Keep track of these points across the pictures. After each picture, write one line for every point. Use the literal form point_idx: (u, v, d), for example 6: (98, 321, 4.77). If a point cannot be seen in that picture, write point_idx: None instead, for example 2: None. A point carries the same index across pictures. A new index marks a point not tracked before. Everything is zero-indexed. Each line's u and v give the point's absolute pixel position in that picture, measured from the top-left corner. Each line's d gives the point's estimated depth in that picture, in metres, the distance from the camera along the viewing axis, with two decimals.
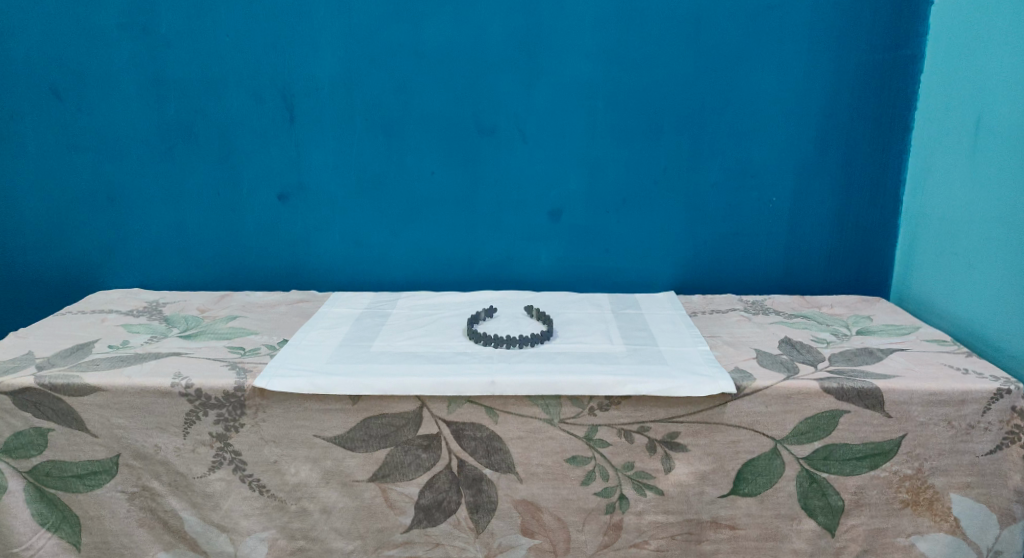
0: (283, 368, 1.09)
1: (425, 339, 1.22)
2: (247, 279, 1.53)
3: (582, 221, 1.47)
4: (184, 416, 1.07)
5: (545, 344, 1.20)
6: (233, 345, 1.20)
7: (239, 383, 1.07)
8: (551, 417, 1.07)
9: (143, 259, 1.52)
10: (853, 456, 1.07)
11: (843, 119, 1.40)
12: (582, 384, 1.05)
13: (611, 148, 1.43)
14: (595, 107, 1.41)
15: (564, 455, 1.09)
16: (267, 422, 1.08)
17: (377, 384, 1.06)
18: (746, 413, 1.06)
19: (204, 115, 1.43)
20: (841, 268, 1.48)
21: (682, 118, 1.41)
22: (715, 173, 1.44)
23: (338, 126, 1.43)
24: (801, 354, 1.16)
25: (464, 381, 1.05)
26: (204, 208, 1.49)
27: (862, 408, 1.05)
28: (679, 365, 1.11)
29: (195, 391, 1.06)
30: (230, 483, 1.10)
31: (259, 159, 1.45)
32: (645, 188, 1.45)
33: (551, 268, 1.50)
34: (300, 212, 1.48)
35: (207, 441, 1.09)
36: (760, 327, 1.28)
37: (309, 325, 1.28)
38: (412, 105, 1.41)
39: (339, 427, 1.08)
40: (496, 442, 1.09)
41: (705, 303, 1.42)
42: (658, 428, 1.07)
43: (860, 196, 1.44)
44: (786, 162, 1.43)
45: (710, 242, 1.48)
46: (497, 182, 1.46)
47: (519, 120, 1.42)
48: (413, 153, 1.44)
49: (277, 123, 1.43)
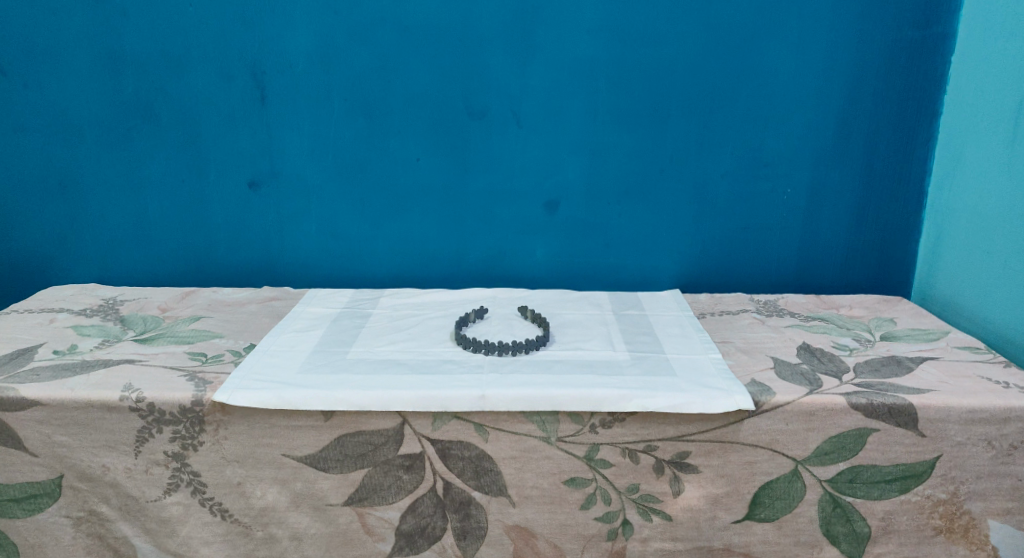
0: (249, 379, 0.98)
1: (408, 344, 1.11)
2: (216, 274, 1.40)
3: (580, 213, 1.35)
4: (135, 433, 0.96)
5: (542, 350, 1.09)
6: (194, 351, 1.08)
7: (197, 397, 0.95)
8: (548, 435, 0.96)
9: (100, 250, 1.40)
10: (881, 479, 0.96)
11: (867, 103, 1.28)
12: (582, 399, 0.94)
13: (614, 133, 1.31)
14: (596, 88, 1.29)
15: (561, 476, 0.98)
16: (229, 440, 0.96)
17: (352, 398, 0.94)
18: (763, 431, 0.95)
19: (165, 94, 1.30)
20: (859, 266, 1.38)
21: (691, 102, 1.29)
22: (726, 163, 1.32)
23: (315, 108, 1.30)
24: (822, 363, 1.05)
25: (450, 395, 0.94)
26: (167, 197, 1.36)
27: (893, 426, 0.94)
28: (690, 376, 1.00)
29: (147, 406, 0.95)
30: (188, 508, 0.99)
31: (227, 143, 1.32)
32: (650, 177, 1.33)
33: (547, 264, 1.39)
34: (272, 201, 1.35)
35: (161, 461, 0.97)
36: (775, 332, 1.17)
37: (281, 327, 1.16)
38: (395, 86, 1.29)
39: (310, 445, 0.97)
40: (486, 462, 0.98)
41: (713, 302, 1.31)
42: (667, 447, 0.96)
43: (881, 188, 1.33)
44: (803, 151, 1.31)
45: (719, 237, 1.36)
46: (489, 170, 1.33)
47: (513, 102, 1.29)
48: (396, 137, 1.31)
49: (247, 104, 1.30)
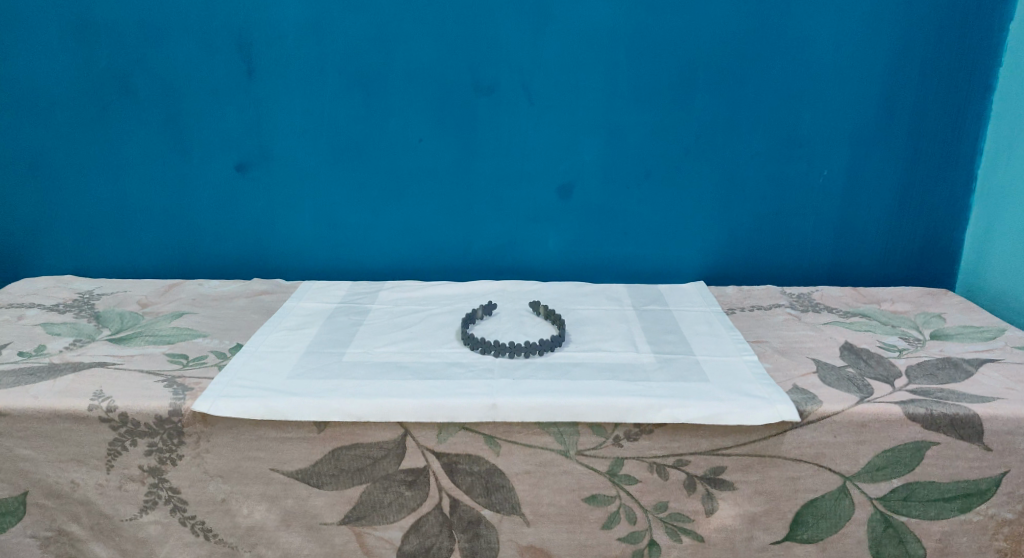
0: (233, 385, 0.88)
1: (411, 344, 1.00)
2: (202, 265, 1.30)
3: (596, 198, 1.24)
4: (107, 446, 0.86)
5: (557, 351, 0.98)
6: (174, 353, 0.98)
7: (175, 406, 0.85)
8: (566, 448, 0.86)
9: (77, 239, 1.29)
10: (940, 497, 0.86)
11: (914, 75, 1.17)
12: (605, 409, 0.84)
13: (634, 110, 1.19)
14: (616, 60, 1.17)
15: (580, 493, 0.88)
16: (211, 453, 0.87)
17: (348, 408, 0.84)
18: (808, 444, 0.85)
19: (143, 68, 1.19)
20: (898, 256, 1.27)
21: (719, 76, 1.17)
22: (756, 143, 1.21)
23: (307, 82, 1.18)
24: (870, 366, 0.95)
25: (457, 405, 0.84)
26: (148, 182, 1.25)
27: (956, 439, 0.84)
28: (724, 381, 0.89)
29: (119, 417, 0.85)
30: (167, 527, 0.89)
31: (212, 122, 1.21)
32: (674, 159, 1.22)
33: (560, 253, 1.28)
34: (262, 185, 1.24)
35: (136, 477, 0.87)
36: (813, 330, 1.07)
37: (271, 325, 1.06)
38: (395, 58, 1.17)
39: (302, 459, 0.87)
40: (497, 478, 0.88)
41: (742, 296, 1.20)
42: (699, 462, 0.86)
43: (925, 170, 1.22)
44: (841, 130, 1.20)
45: (748, 224, 1.25)
46: (497, 152, 1.22)
47: (524, 76, 1.18)
48: (396, 115, 1.20)
49: (232, 79, 1.19)
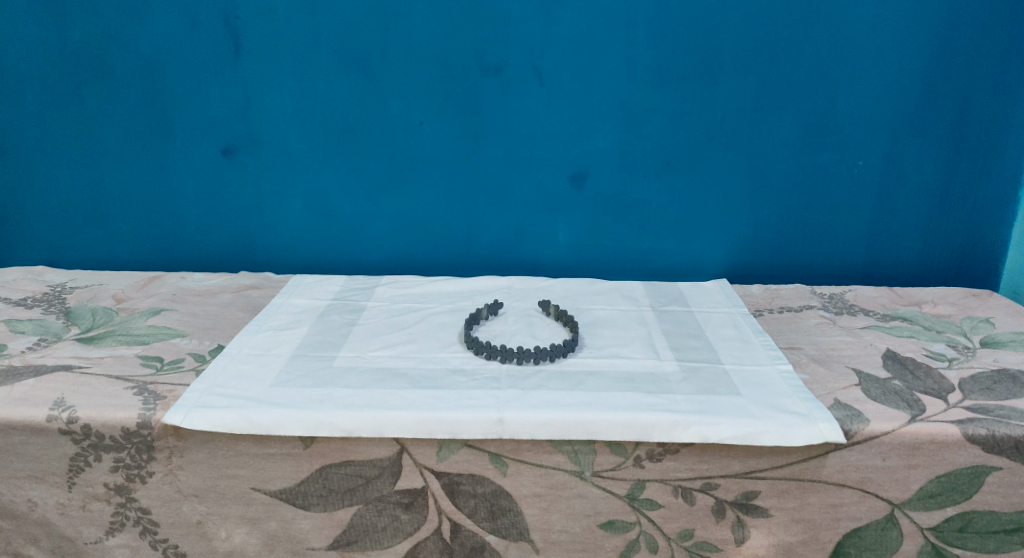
0: (210, 394, 0.78)
1: (409, 347, 0.91)
2: (185, 256, 1.21)
3: (612, 189, 1.15)
4: (68, 461, 0.77)
5: (570, 357, 0.89)
6: (148, 355, 0.89)
7: (144, 418, 0.76)
8: (582, 469, 0.77)
9: (51, 228, 1.20)
10: (1000, 529, 0.78)
11: (962, 57, 1.07)
12: (625, 427, 0.75)
13: (655, 93, 1.09)
14: (636, 38, 1.07)
15: (596, 519, 0.79)
16: (185, 471, 0.77)
17: (337, 422, 0.75)
18: (853, 467, 0.76)
19: (118, 41, 1.09)
20: (937, 255, 1.17)
21: (749, 57, 1.07)
22: (788, 130, 1.10)
23: (298, 60, 1.08)
24: (918, 377, 0.86)
25: (460, 419, 0.75)
26: (125, 166, 1.15)
27: (1020, 463, 0.75)
28: (757, 395, 0.80)
29: (81, 429, 0.76)
30: (136, 551, 0.81)
31: (195, 102, 1.11)
32: (696, 148, 1.12)
33: (571, 248, 1.18)
34: (249, 172, 1.15)
35: (101, 496, 0.78)
36: (850, 335, 0.97)
37: (255, 324, 0.96)
38: (394, 34, 1.07)
39: (286, 478, 0.78)
40: (503, 501, 0.79)
41: (769, 296, 1.11)
42: (730, 486, 0.77)
43: (970, 162, 1.12)
44: (881, 117, 1.10)
45: (776, 219, 1.15)
46: (505, 138, 1.12)
47: (535, 55, 1.08)
48: (395, 97, 1.10)
49: (217, 55, 1.08)
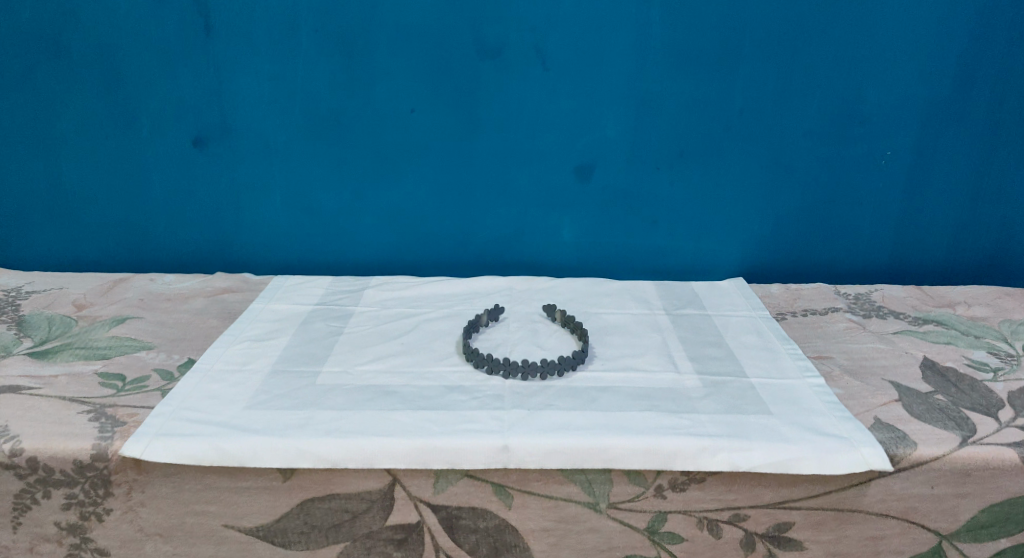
0: (175, 419, 0.69)
1: (400, 360, 0.82)
2: (156, 256, 1.11)
3: (620, 182, 1.06)
4: (13, 499, 0.68)
5: (579, 371, 0.80)
6: (108, 372, 0.79)
7: (99, 449, 0.66)
8: (596, 501, 0.69)
9: (7, 226, 1.10)
10: None
11: (1003, 37, 0.98)
12: (647, 454, 0.66)
13: (668, 78, 1.00)
14: (649, 16, 0.97)
15: (611, 554, 0.71)
16: (147, 508, 0.69)
17: (320, 452, 0.66)
18: (898, 496, 0.68)
19: (76, 20, 0.98)
20: (968, 251, 1.09)
21: (772, 38, 0.98)
22: (812, 118, 1.02)
23: (277, 41, 0.98)
24: (963, 391, 0.78)
25: (461, 448, 0.66)
26: (87, 158, 1.05)
27: None
28: (790, 414, 0.72)
29: (27, 463, 0.66)
30: None
31: (163, 88, 1.01)
32: (712, 137, 1.03)
33: (576, 246, 1.09)
34: (224, 165, 1.05)
35: (52, 536, 0.69)
36: (883, 342, 0.89)
37: (229, 334, 0.87)
38: (382, 12, 0.97)
39: (262, 514, 0.69)
40: (508, 536, 0.71)
41: (790, 297, 1.02)
42: (761, 517, 0.69)
43: (1006, 152, 1.04)
44: (914, 103, 1.01)
45: (796, 213, 1.07)
46: (504, 128, 1.03)
47: (538, 36, 0.98)
48: (384, 82, 1.00)
49: (186, 36, 0.98)
